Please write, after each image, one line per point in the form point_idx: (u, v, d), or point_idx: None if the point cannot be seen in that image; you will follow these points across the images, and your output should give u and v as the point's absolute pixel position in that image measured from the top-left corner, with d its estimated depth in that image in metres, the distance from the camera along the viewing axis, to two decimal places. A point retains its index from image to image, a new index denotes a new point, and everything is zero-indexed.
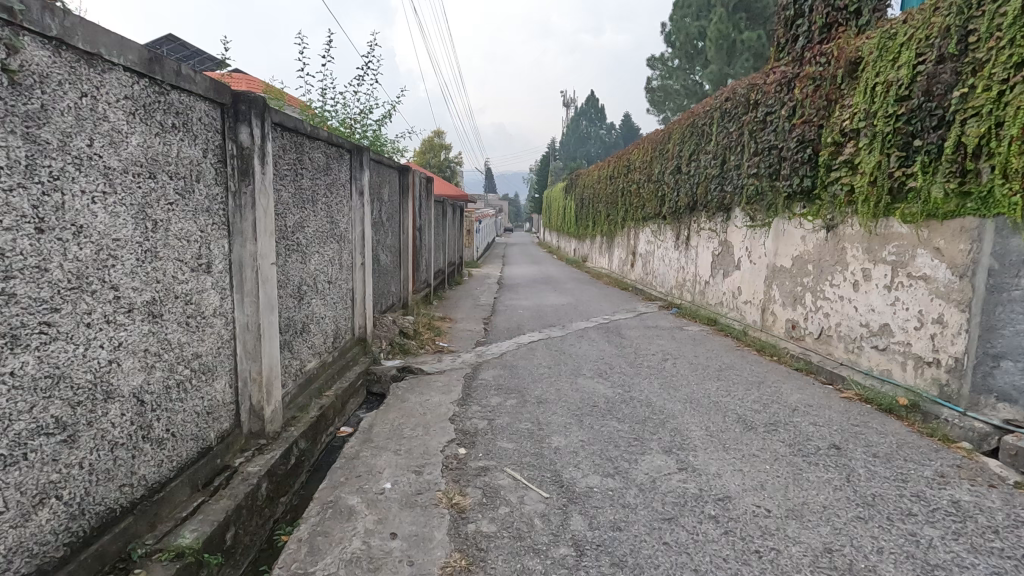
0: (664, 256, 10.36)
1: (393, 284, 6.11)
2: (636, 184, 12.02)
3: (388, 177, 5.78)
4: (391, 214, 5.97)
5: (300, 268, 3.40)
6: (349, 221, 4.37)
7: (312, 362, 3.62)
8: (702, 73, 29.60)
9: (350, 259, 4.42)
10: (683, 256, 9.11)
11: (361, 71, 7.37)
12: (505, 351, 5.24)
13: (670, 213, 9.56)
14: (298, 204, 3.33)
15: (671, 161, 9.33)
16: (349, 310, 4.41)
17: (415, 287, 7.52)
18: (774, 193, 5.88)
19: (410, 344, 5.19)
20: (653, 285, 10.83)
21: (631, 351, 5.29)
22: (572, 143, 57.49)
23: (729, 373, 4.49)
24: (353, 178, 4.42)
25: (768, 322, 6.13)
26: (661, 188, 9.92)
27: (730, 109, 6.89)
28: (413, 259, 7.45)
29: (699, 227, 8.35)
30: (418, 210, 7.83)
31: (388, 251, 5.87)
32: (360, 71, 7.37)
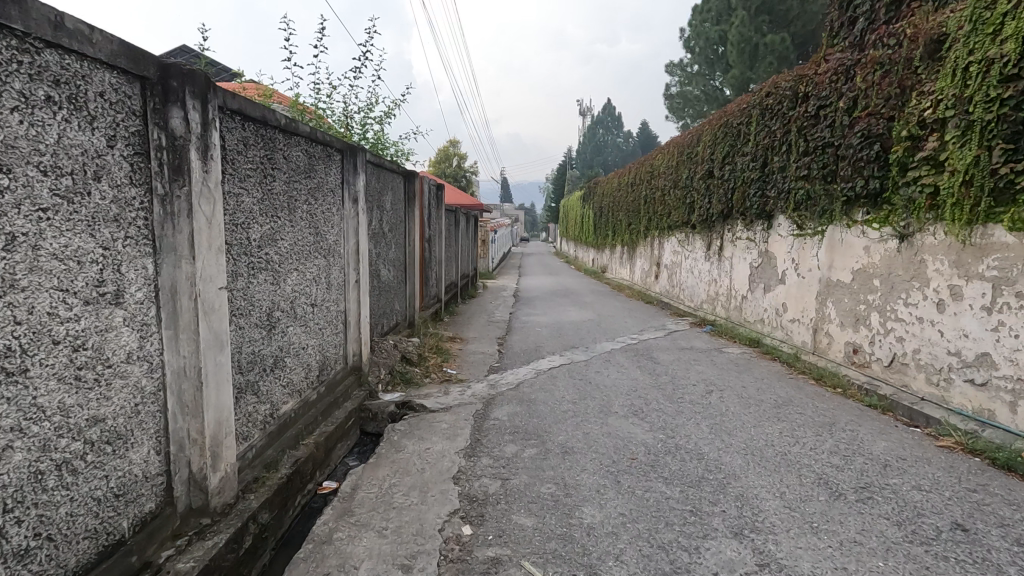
0: (693, 267, 9.60)
1: (396, 302, 5.48)
2: (660, 191, 11.29)
3: (390, 183, 5.17)
4: (394, 224, 5.35)
5: (271, 291, 2.77)
6: (340, 233, 3.76)
7: (288, 404, 2.99)
8: (723, 77, 28.71)
9: (341, 277, 3.81)
10: (716, 268, 8.36)
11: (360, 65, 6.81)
12: (523, 380, 4.56)
13: (701, 221, 8.82)
14: (267, 213, 2.71)
15: (701, 165, 8.62)
16: (340, 335, 3.79)
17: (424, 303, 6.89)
18: (829, 197, 5.13)
19: (414, 372, 4.55)
20: (682, 299, 10.07)
21: (668, 380, 4.57)
22: (589, 152, 56.88)
23: (790, 412, 3.76)
24: (344, 182, 3.81)
25: (823, 344, 5.36)
26: (689, 194, 9.20)
27: (773, 104, 6.16)
28: (421, 272, 6.83)
29: (735, 236, 7.60)
30: (427, 219, 7.22)
31: (391, 265, 5.25)
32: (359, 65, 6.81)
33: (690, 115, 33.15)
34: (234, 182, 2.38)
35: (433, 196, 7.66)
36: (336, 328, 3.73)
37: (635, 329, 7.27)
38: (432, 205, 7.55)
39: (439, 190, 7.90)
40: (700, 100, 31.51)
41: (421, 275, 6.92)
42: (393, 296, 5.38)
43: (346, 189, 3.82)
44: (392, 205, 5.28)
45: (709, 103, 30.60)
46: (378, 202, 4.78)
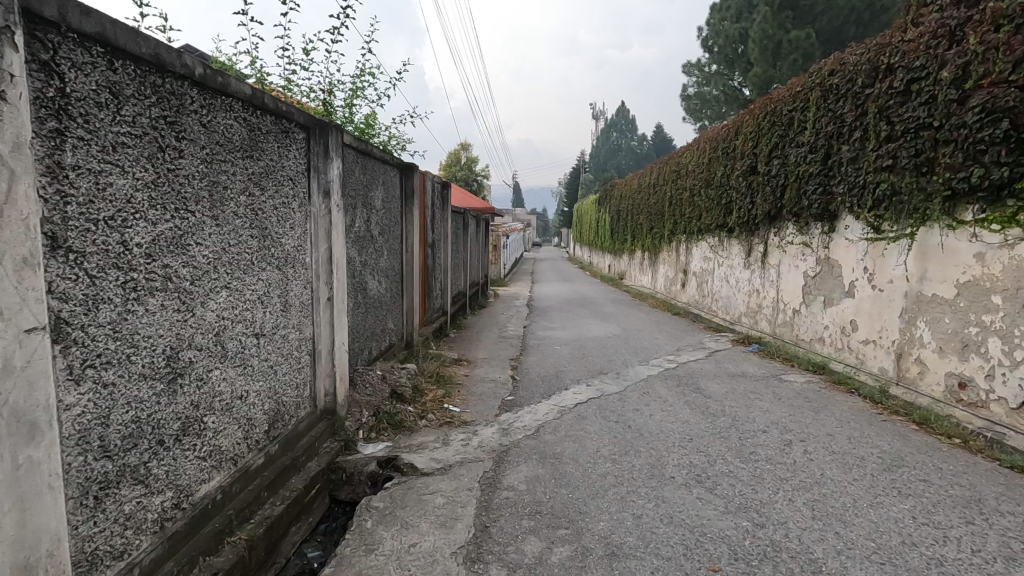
0: (728, 275, 8.58)
1: (388, 321, 4.55)
2: (688, 191, 10.28)
3: (381, 176, 4.27)
4: (386, 226, 4.43)
5: (175, 321, 1.86)
6: (304, 234, 2.86)
7: (211, 482, 2.08)
8: (744, 77, 27.66)
9: (307, 295, 2.90)
10: (760, 278, 7.34)
11: (337, 27, 5.88)
12: (544, 423, 3.61)
13: (740, 224, 7.81)
14: (168, 206, 1.80)
15: (740, 160, 7.63)
16: (303, 371, 2.89)
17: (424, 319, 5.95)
18: (924, 191, 4.13)
19: (406, 411, 3.61)
20: (715, 311, 9.05)
21: (728, 422, 3.59)
22: (603, 156, 55.90)
23: (910, 479, 2.77)
24: (312, 169, 2.91)
25: (913, 375, 4.33)
26: (726, 194, 8.21)
27: (840, 82, 5.17)
28: (421, 282, 5.89)
29: (785, 240, 6.58)
30: (430, 222, 6.31)
31: (381, 277, 4.33)
32: (336, 28, 5.88)
33: (708, 116, 31.99)
34: (83, 148, 1.46)
35: (438, 195, 6.76)
36: (297, 361, 2.82)
37: (669, 348, 6.28)
38: (437, 206, 6.64)
39: (444, 189, 6.99)
40: (719, 100, 30.36)
41: (422, 286, 5.99)
42: (385, 314, 4.46)
43: (313, 178, 2.92)
44: (385, 202, 4.38)
45: (729, 103, 29.45)
46: (365, 198, 3.88)
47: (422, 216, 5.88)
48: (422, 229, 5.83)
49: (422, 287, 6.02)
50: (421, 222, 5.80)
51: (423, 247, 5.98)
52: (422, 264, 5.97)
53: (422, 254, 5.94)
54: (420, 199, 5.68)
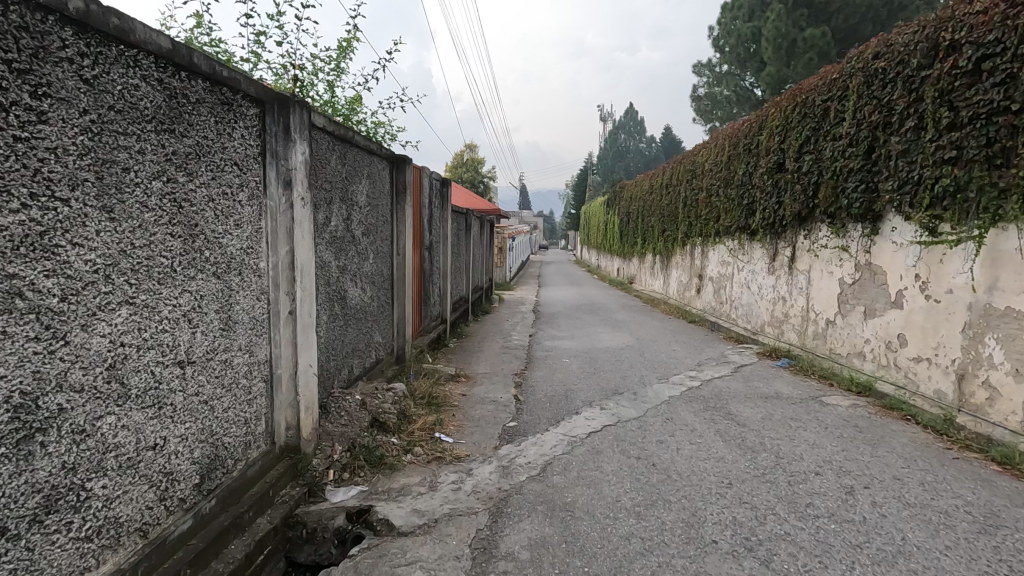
0: (750, 281, 7.98)
1: (373, 335, 3.99)
2: (705, 192, 9.67)
3: (366, 169, 3.73)
4: (372, 226, 3.88)
5: (31, 354, 1.31)
6: (256, 234, 2.31)
7: (99, 570, 1.53)
8: (756, 77, 27.01)
9: (259, 309, 2.35)
10: (788, 284, 6.74)
11: None
12: (552, 460, 3.04)
13: (765, 226, 7.21)
14: (15, 190, 1.26)
15: (764, 157, 7.04)
16: (254, 403, 2.34)
17: (418, 329, 5.40)
18: (997, 187, 3.54)
19: (389, 444, 3.05)
20: (735, 319, 8.45)
21: (771, 460, 3.01)
22: (611, 158, 55.29)
23: (1017, 548, 2.19)
24: (267, 154, 2.36)
25: (981, 401, 3.72)
26: (748, 193, 7.62)
27: (888, 66, 4.58)
28: (415, 289, 5.35)
29: (816, 244, 5.98)
30: (427, 222, 5.75)
31: (365, 284, 3.77)
32: None
33: (719, 117, 31.32)
34: None
35: (437, 193, 6.20)
36: (245, 392, 2.28)
37: (689, 362, 5.69)
38: (434, 203, 6.07)
39: (443, 187, 6.43)
40: (731, 101, 29.68)
41: (416, 293, 5.41)
42: (369, 327, 3.90)
43: (269, 165, 2.37)
44: (370, 197, 3.82)
45: (740, 104, 28.77)
46: (344, 193, 3.34)
47: (416, 214, 5.30)
48: (416, 229, 5.26)
49: (416, 293, 5.45)
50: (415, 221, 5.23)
51: (417, 250, 5.41)
52: (416, 268, 5.40)
53: (416, 257, 5.37)
54: (414, 195, 5.11)
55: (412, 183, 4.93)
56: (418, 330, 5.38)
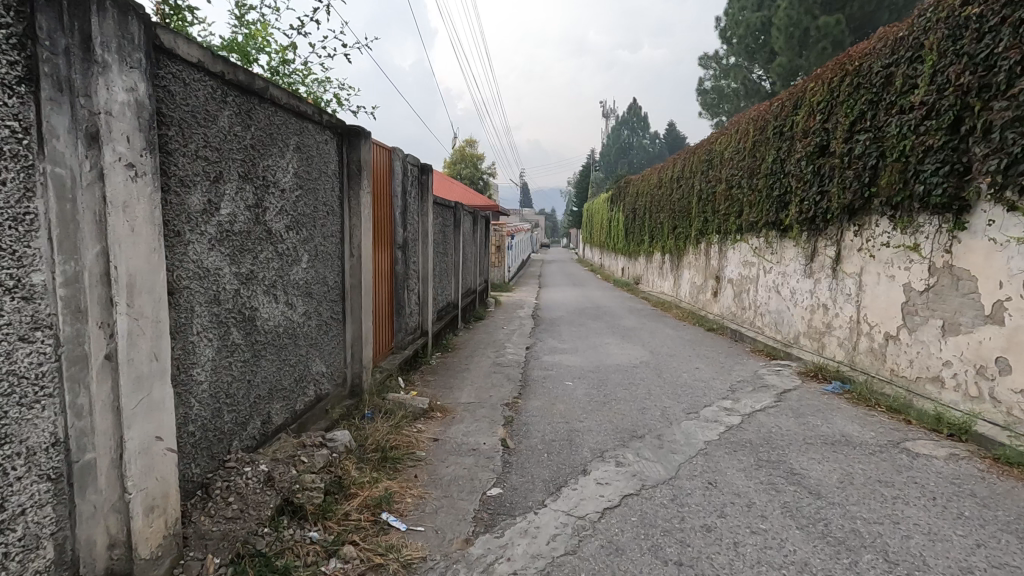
0: (781, 285, 6.94)
1: (308, 365, 2.95)
2: (724, 183, 8.61)
3: (291, 137, 2.68)
4: (304, 218, 2.84)
5: None
6: (14, 224, 1.27)
7: None
8: (766, 69, 25.88)
9: (27, 358, 1.32)
10: (832, 289, 5.70)
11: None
12: (551, 567, 2.01)
13: (803, 222, 6.14)
14: None
15: (801, 139, 6.01)
16: (13, 528, 1.30)
17: (382, 350, 4.37)
18: None
19: (302, 546, 2.02)
20: (761, 328, 7.40)
21: (882, 570, 1.99)
22: (614, 155, 54.19)
23: None
24: (42, 82, 1.33)
25: None
26: (779, 183, 6.58)
27: (988, 11, 3.55)
28: (380, 300, 4.32)
29: (872, 241, 4.95)
30: (397, 216, 4.72)
31: (290, 298, 2.73)
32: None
33: (726, 111, 30.16)
34: None
35: (413, 180, 5.19)
36: None
37: (720, 387, 4.64)
38: (410, 193, 5.07)
39: (422, 175, 5.41)
40: (738, 94, 28.53)
41: (382, 301, 4.40)
42: (301, 356, 2.87)
43: (47, 101, 1.34)
44: (299, 177, 2.78)
45: (749, 97, 27.63)
46: (248, 167, 2.29)
47: (380, 202, 4.29)
48: (379, 221, 4.25)
49: (383, 302, 4.44)
50: (378, 211, 4.22)
51: (382, 247, 4.40)
52: (382, 270, 4.39)
53: (381, 256, 4.36)
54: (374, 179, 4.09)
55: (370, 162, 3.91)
56: (382, 351, 4.35)
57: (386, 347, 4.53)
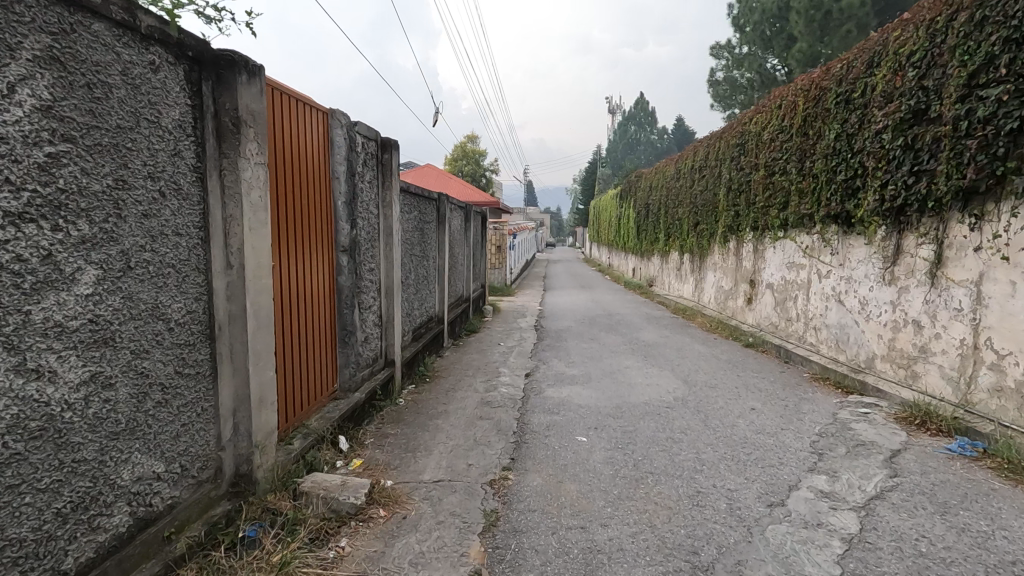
0: (845, 293, 5.54)
1: (104, 475, 1.58)
2: (763, 170, 7.18)
3: (26, 35, 1.33)
4: (81, 202, 1.48)
5: None
6: None
7: None
8: (783, 57, 24.37)
9: None
10: (930, 301, 4.29)
11: None
12: None
13: (885, 214, 4.71)
14: None
15: (882, 105, 4.60)
16: None
17: (309, 406, 3.02)
18: None
19: None
20: (817, 346, 6.01)
21: None
22: (620, 151, 52.76)
23: None
24: None
25: None
26: (846, 165, 5.18)
27: None
28: (305, 334, 2.98)
29: (1006, 237, 3.54)
30: (338, 212, 3.37)
31: (36, 359, 1.37)
32: None
33: (740, 103, 28.54)
34: None
35: (370, 160, 3.82)
36: None
37: (800, 448, 3.24)
38: (364, 177, 3.70)
39: (383, 154, 4.04)
40: (753, 84, 26.92)
41: (309, 330, 3.06)
42: (82, 465, 1.51)
43: None
44: (58, 117, 1.41)
45: (764, 88, 26.09)
46: None
47: (301, 187, 2.94)
48: (298, 212, 2.91)
49: (312, 331, 3.09)
50: (296, 199, 2.88)
51: (310, 252, 3.05)
52: (310, 285, 3.05)
53: (307, 265, 3.01)
54: (284, 150, 2.74)
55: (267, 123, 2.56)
56: (307, 408, 3.00)
57: (319, 395, 3.19)
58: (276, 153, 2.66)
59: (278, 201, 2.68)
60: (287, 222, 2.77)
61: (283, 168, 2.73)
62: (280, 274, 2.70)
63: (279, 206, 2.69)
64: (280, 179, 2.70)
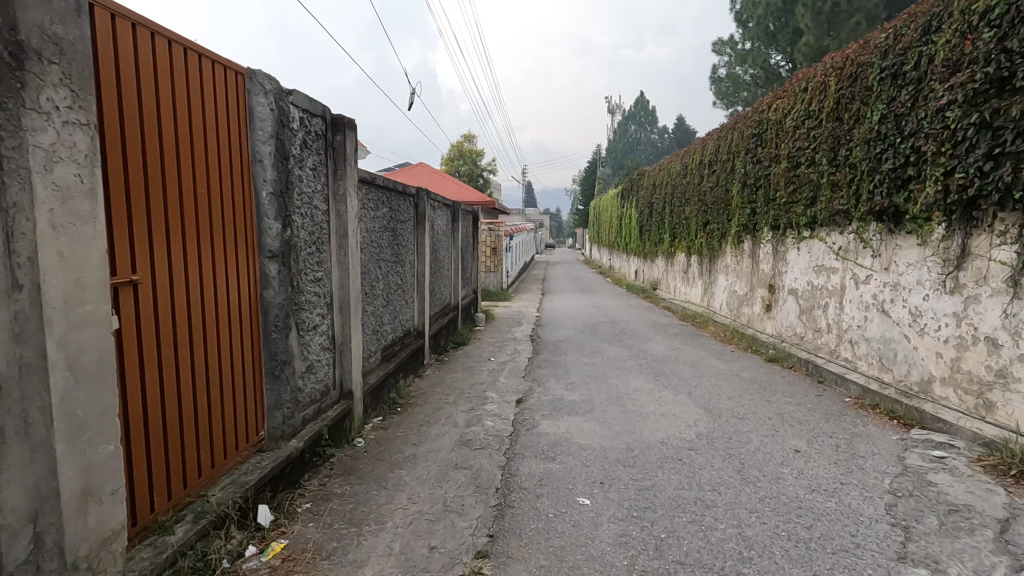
0: (890, 303, 4.74)
1: None
2: (786, 162, 6.39)
3: None
4: None
5: None
6: None
7: None
8: (788, 51, 23.56)
9: None
10: (1010, 314, 3.49)
11: None
12: None
13: (950, 208, 3.91)
14: None
15: (946, 75, 3.81)
16: None
17: (209, 469, 2.23)
18: None
19: None
20: (855, 363, 5.20)
21: None
22: (620, 151, 52.02)
23: None
24: None
25: None
26: (895, 151, 4.39)
27: None
28: (199, 372, 2.18)
29: None
30: (259, 207, 2.57)
31: None
32: None
33: (743, 100, 27.72)
34: None
35: (314, 141, 3.01)
36: None
37: (874, 519, 2.43)
38: (304, 162, 2.90)
39: (333, 136, 3.23)
40: (756, 80, 26.12)
41: (205, 365, 2.22)
42: None
43: None
44: None
45: (768, 84, 25.29)
46: None
47: (192, 166, 2.13)
48: (186, 200, 2.10)
49: (210, 366, 2.26)
50: (181, 181, 2.07)
51: (206, 257, 2.23)
52: (205, 303, 2.22)
53: (201, 275, 2.19)
54: (156, 111, 1.94)
55: (119, 67, 1.76)
56: (206, 473, 2.21)
57: (223, 454, 2.34)
58: (141, 115, 1.85)
59: (143, 183, 1.86)
60: (160, 214, 1.95)
61: (155, 137, 1.93)
62: (144, 288, 1.88)
63: (146, 190, 1.88)
64: (151, 154, 1.90)
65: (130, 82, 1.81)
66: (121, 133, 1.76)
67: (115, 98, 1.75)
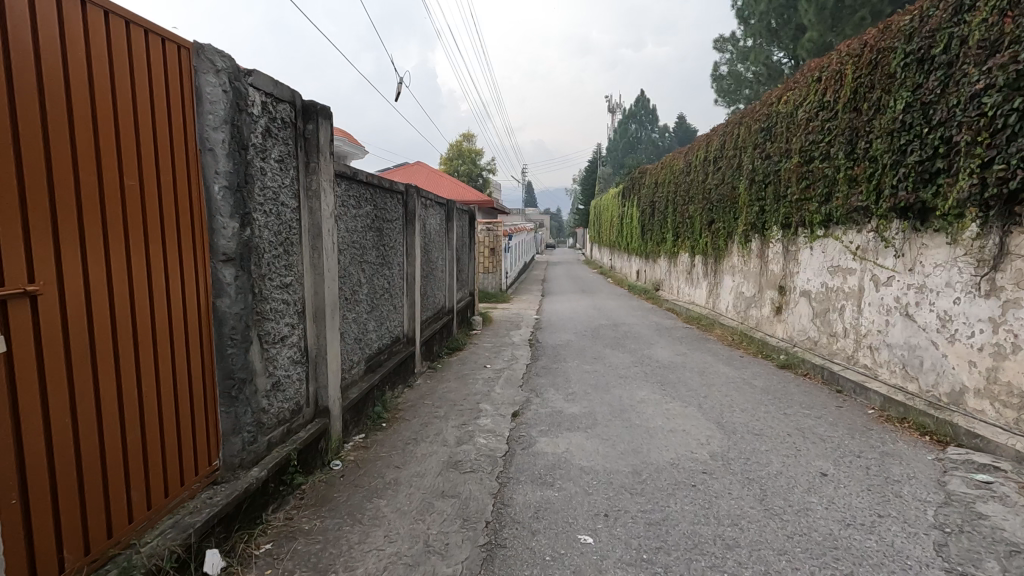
0: (915, 306, 4.40)
1: None
2: (798, 156, 6.05)
3: None
4: None
5: None
6: None
7: None
8: (792, 48, 23.16)
9: None
10: None
11: None
12: None
13: (987, 203, 3.57)
14: None
15: (984, 58, 3.48)
16: None
17: (144, 512, 1.89)
18: None
19: None
20: (875, 371, 4.86)
21: None
22: (621, 150, 51.65)
23: None
24: None
25: None
26: (923, 142, 4.05)
27: None
28: (132, 398, 1.85)
29: None
30: (212, 204, 2.23)
31: None
32: None
33: (746, 97, 27.33)
34: None
35: (280, 130, 2.67)
36: None
37: (923, 563, 2.09)
38: (268, 153, 2.56)
39: (305, 126, 2.89)
40: (759, 78, 25.73)
41: (139, 391, 1.88)
42: None
43: None
44: None
45: (771, 81, 24.89)
46: None
47: (118, 155, 1.79)
48: (111, 195, 1.75)
49: (147, 390, 1.91)
50: (103, 172, 1.72)
51: (140, 262, 1.88)
52: (138, 316, 1.87)
53: (132, 284, 1.84)
54: (67, 86, 1.60)
55: (6, 29, 1.41)
56: (139, 516, 1.87)
57: (165, 492, 2.00)
58: (42, 89, 1.52)
59: (46, 172, 1.53)
60: (72, 211, 1.61)
61: (64, 117, 1.59)
62: (48, 301, 1.54)
63: (50, 182, 1.54)
64: (57, 138, 1.57)
65: (25, 48, 1.47)
66: (10, 110, 1.43)
67: (3, 67, 1.41)
